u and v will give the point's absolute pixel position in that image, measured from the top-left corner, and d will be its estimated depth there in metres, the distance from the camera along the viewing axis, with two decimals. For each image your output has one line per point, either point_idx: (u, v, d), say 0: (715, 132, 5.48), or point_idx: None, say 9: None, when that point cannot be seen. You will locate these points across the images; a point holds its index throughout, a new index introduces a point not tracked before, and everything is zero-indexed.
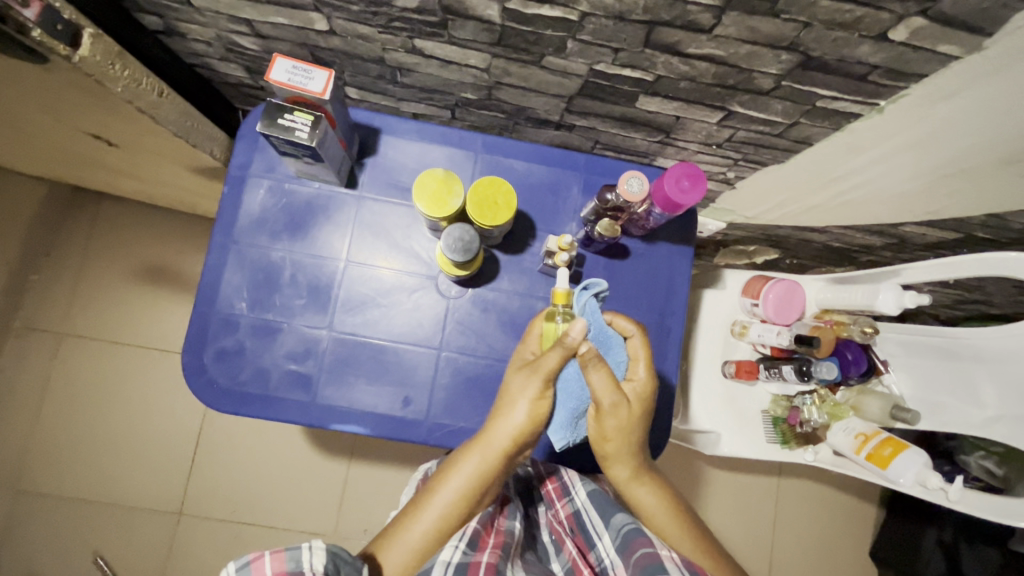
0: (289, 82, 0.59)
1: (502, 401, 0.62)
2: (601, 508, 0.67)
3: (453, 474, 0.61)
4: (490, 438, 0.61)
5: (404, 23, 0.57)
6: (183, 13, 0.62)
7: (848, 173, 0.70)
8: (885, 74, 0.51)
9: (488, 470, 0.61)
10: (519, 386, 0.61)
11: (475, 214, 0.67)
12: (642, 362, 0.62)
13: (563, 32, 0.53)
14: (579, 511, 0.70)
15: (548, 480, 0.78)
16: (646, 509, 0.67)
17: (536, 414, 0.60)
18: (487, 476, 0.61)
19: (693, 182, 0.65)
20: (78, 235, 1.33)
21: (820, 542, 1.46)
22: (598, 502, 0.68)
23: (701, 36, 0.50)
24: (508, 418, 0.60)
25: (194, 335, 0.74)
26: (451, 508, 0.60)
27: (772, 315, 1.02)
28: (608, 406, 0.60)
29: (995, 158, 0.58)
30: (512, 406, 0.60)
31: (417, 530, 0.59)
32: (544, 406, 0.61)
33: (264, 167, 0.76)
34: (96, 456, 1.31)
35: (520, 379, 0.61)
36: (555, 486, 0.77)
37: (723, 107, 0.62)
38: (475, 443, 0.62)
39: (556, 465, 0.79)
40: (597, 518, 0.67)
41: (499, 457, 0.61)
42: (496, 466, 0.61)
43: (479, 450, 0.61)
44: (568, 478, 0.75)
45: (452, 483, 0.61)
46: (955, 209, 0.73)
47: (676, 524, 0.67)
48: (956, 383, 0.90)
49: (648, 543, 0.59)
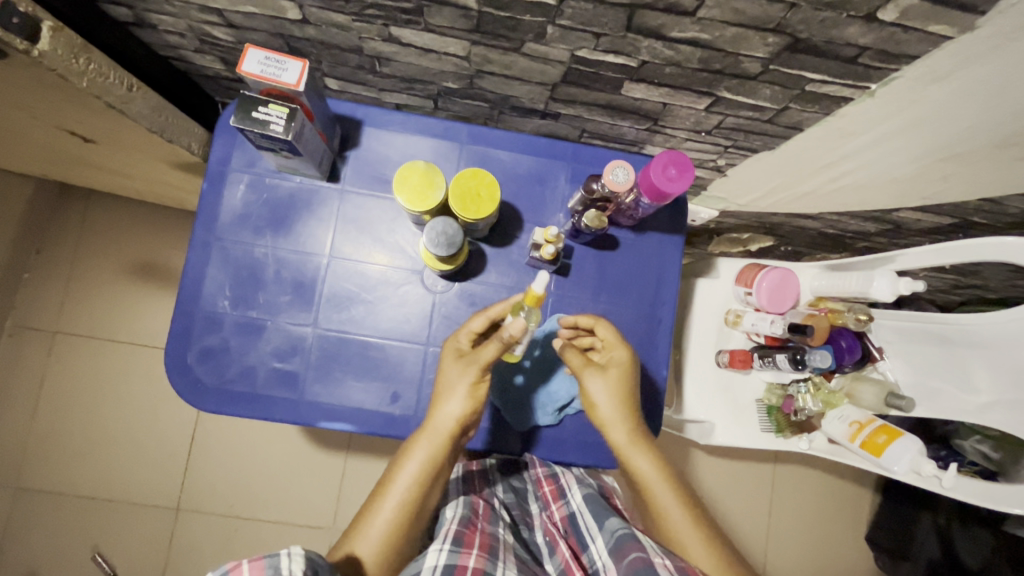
0: (262, 74, 0.58)
1: (437, 392, 0.66)
2: (595, 511, 0.68)
3: (403, 467, 0.63)
4: (434, 427, 0.64)
5: (379, 10, 0.55)
6: (152, 3, 0.60)
7: (840, 158, 0.69)
8: (876, 56, 0.49)
9: (435, 457, 0.64)
10: (455, 375, 0.64)
11: (458, 207, 0.65)
12: (619, 348, 0.68)
13: (543, 17, 0.51)
14: (572, 512, 0.71)
15: (544, 483, 0.79)
16: (646, 482, 0.67)
17: (469, 399, 0.64)
18: (434, 465, 0.64)
19: (681, 169, 0.63)
20: (67, 232, 1.32)
21: (817, 526, 1.46)
22: (592, 506, 0.69)
23: (685, 19, 0.48)
24: (447, 407, 0.64)
25: (177, 333, 0.73)
26: (403, 502, 0.62)
27: (766, 304, 1.01)
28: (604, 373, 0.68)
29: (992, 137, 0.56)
30: (446, 397, 0.64)
31: (378, 527, 0.61)
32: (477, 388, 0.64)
33: (244, 162, 0.75)
34: (90, 454, 1.31)
35: (446, 358, 0.66)
36: (550, 488, 0.78)
37: (711, 92, 0.60)
38: (422, 434, 0.65)
39: (553, 470, 0.81)
40: (590, 520, 0.67)
41: (444, 442, 0.64)
42: (441, 451, 0.64)
43: (426, 438, 0.64)
44: (565, 481, 0.76)
45: (403, 475, 0.63)
46: (950, 193, 0.71)
47: (679, 506, 0.65)
48: (953, 369, 0.90)
49: (640, 548, 0.58)
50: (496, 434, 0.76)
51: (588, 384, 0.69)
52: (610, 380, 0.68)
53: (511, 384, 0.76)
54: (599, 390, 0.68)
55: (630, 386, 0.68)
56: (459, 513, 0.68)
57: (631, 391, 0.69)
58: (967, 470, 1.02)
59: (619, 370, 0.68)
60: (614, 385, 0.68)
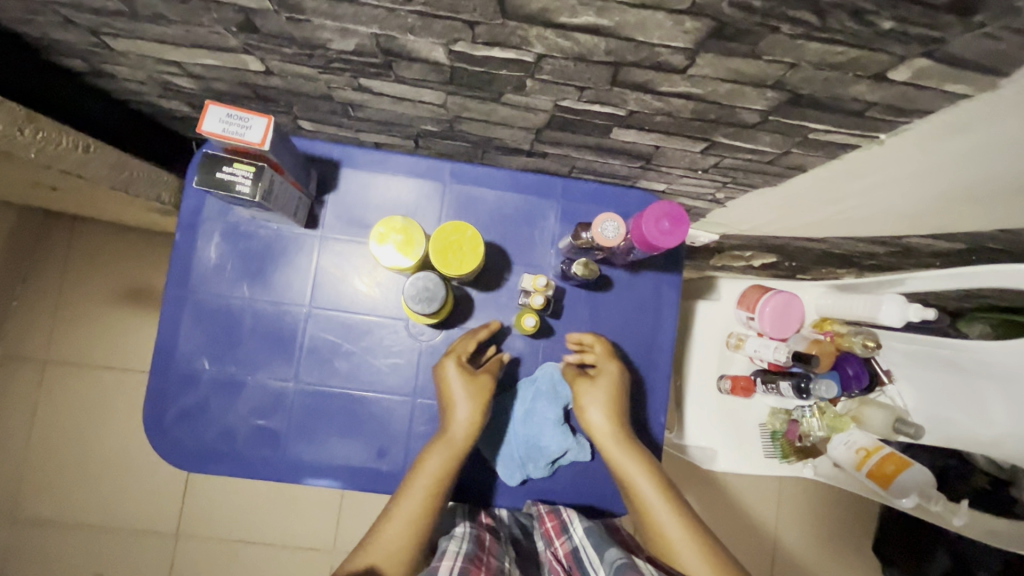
0: (224, 133, 0.53)
1: (445, 404, 0.66)
2: (599, 544, 0.58)
3: (417, 474, 0.61)
4: (448, 436, 0.64)
5: (345, 64, 0.50)
6: (106, 56, 0.56)
7: (846, 194, 0.64)
8: (885, 110, 0.45)
9: (450, 464, 0.62)
10: (461, 383, 0.66)
11: (439, 261, 0.63)
12: (610, 359, 0.70)
13: (521, 72, 0.47)
14: (576, 548, 0.60)
15: (545, 517, 0.68)
16: (639, 491, 0.61)
17: (479, 407, 0.65)
18: (449, 474, 0.62)
19: (675, 222, 0.59)
20: (52, 259, 1.28)
21: (824, 540, 1.44)
22: (594, 539, 0.59)
23: (675, 76, 0.44)
24: (458, 415, 0.65)
25: (154, 392, 0.70)
26: (419, 506, 0.59)
27: (769, 330, 0.96)
28: (596, 380, 0.69)
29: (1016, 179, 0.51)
30: (456, 406, 0.65)
31: (391, 536, 0.57)
32: (485, 396, 0.66)
33: (217, 211, 0.71)
34: (88, 480, 1.29)
35: (447, 368, 0.67)
36: (553, 523, 0.67)
37: (706, 138, 0.56)
38: (435, 444, 0.64)
39: (557, 507, 0.70)
40: (592, 552, 0.58)
41: (459, 450, 0.63)
42: (454, 461, 0.63)
43: (440, 446, 0.63)
44: (568, 516, 0.66)
45: (417, 480, 0.61)
46: (966, 225, 0.67)
47: (674, 516, 0.58)
48: (967, 398, 0.86)
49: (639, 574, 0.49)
50: (488, 484, 0.74)
51: (580, 392, 0.69)
52: (600, 387, 0.68)
53: (505, 432, 0.73)
54: (592, 399, 0.68)
55: (620, 397, 0.69)
56: (464, 547, 0.57)
57: (621, 404, 0.68)
58: (977, 480, 0.94)
59: (609, 379, 0.69)
60: (604, 394, 0.68)
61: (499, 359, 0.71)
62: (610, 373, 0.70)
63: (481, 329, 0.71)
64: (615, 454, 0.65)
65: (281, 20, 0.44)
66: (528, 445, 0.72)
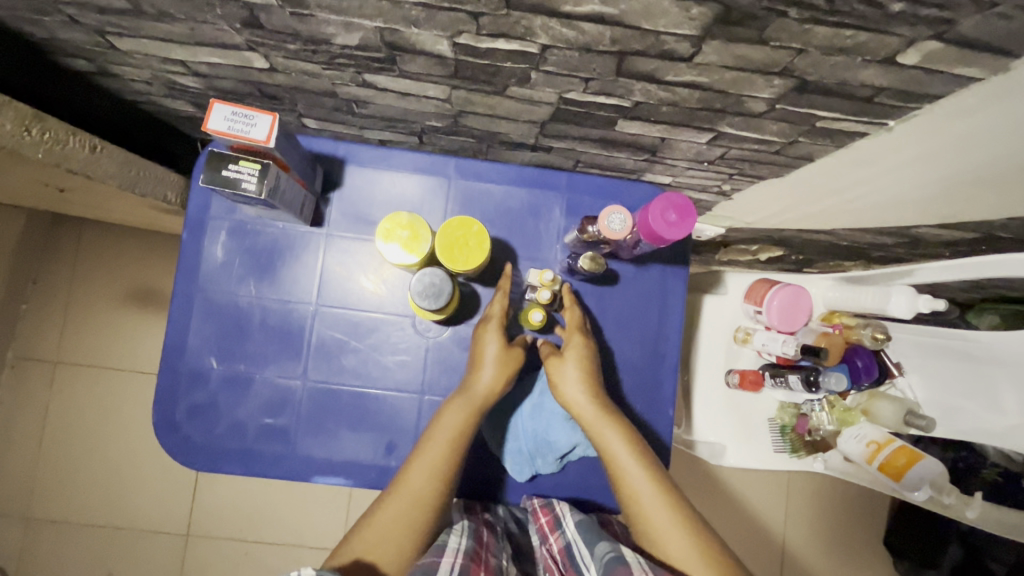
0: (229, 130, 0.53)
1: (474, 362, 0.66)
2: (591, 539, 0.58)
3: (437, 427, 0.61)
4: (472, 391, 0.63)
5: (350, 59, 0.51)
6: (112, 56, 0.56)
7: (854, 184, 0.64)
8: (894, 96, 0.44)
9: (471, 419, 0.61)
10: (492, 342, 0.66)
11: (446, 257, 0.62)
12: (577, 329, 0.69)
13: (526, 64, 0.47)
14: (569, 544, 0.59)
15: (540, 513, 0.68)
16: (616, 462, 0.60)
17: (505, 372, 0.65)
18: (470, 427, 0.61)
19: (682, 213, 0.59)
20: (61, 263, 1.29)
21: (834, 535, 1.43)
22: (586, 534, 0.59)
23: (681, 64, 0.44)
24: (486, 370, 0.64)
25: (163, 391, 0.71)
26: (442, 457, 0.58)
27: (777, 323, 0.96)
28: (568, 351, 0.68)
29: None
30: (485, 364, 0.65)
31: (416, 485, 0.56)
32: (513, 365, 0.66)
33: (224, 210, 0.71)
34: (98, 481, 1.30)
35: (487, 330, 0.67)
36: (547, 519, 0.66)
37: (713, 128, 0.55)
38: (458, 398, 0.63)
39: (550, 501, 0.71)
40: (584, 547, 0.57)
41: (480, 405, 0.62)
42: (477, 415, 0.62)
43: (463, 399, 0.63)
44: (561, 511, 0.66)
45: (438, 433, 0.60)
46: (976, 212, 0.66)
47: (652, 486, 0.57)
48: (978, 389, 0.86)
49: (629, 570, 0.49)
50: (497, 479, 0.75)
51: (551, 368, 0.67)
52: (572, 358, 0.67)
53: (512, 429, 0.73)
54: (564, 374, 0.66)
55: (592, 367, 0.67)
56: (464, 542, 0.55)
57: (595, 375, 0.67)
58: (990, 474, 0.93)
59: (580, 350, 0.68)
60: (576, 366, 0.66)
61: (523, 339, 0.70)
62: (579, 345, 0.68)
63: (506, 282, 0.70)
64: (591, 428, 0.63)
65: (285, 15, 0.44)
66: (536, 441, 0.72)
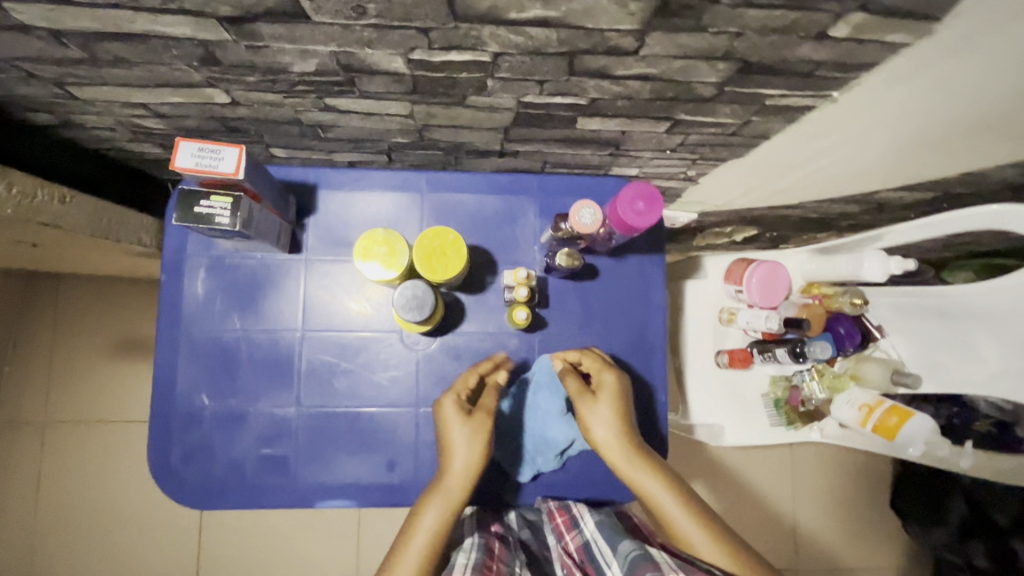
0: (197, 167, 0.54)
1: (443, 449, 0.63)
2: (610, 537, 0.59)
3: (412, 530, 0.57)
4: (442, 485, 0.60)
5: (309, 85, 0.52)
6: (73, 106, 0.57)
7: (811, 156, 0.66)
8: (833, 68, 0.47)
9: (446, 516, 0.58)
10: (453, 422, 0.63)
11: (425, 268, 0.63)
12: (606, 367, 0.68)
13: (480, 73, 0.48)
14: (588, 543, 0.61)
15: (556, 513, 0.69)
16: (659, 505, 0.59)
17: (475, 453, 0.62)
18: (446, 527, 0.57)
19: (649, 202, 0.60)
20: (42, 320, 1.27)
21: (840, 501, 1.45)
22: (606, 532, 0.60)
23: (629, 58, 0.46)
24: (452, 458, 0.61)
25: (156, 435, 0.70)
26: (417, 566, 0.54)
27: (759, 300, 0.98)
28: (602, 391, 0.66)
29: (968, 114, 0.53)
30: (452, 450, 0.62)
31: None
32: (482, 440, 0.62)
33: (200, 247, 0.72)
34: (101, 541, 1.28)
35: (447, 408, 0.64)
36: (564, 519, 0.68)
37: (669, 117, 0.57)
38: (431, 496, 0.60)
39: (565, 502, 0.72)
40: (605, 547, 0.58)
41: (453, 501, 0.59)
42: (453, 512, 0.59)
43: (435, 497, 0.59)
44: (578, 510, 0.67)
45: (411, 541, 0.56)
46: (930, 167, 0.69)
47: (699, 525, 0.56)
48: (956, 341, 0.89)
49: (657, 567, 0.50)
50: (502, 483, 0.75)
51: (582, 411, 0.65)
52: (604, 397, 0.66)
53: (512, 431, 0.73)
54: (596, 415, 0.64)
55: (624, 407, 0.66)
56: (472, 559, 0.57)
57: (626, 415, 0.65)
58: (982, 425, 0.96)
59: (611, 389, 0.66)
60: (608, 407, 0.65)
61: (493, 390, 0.66)
62: (610, 383, 0.67)
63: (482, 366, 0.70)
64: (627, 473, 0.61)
65: (241, 49, 0.45)
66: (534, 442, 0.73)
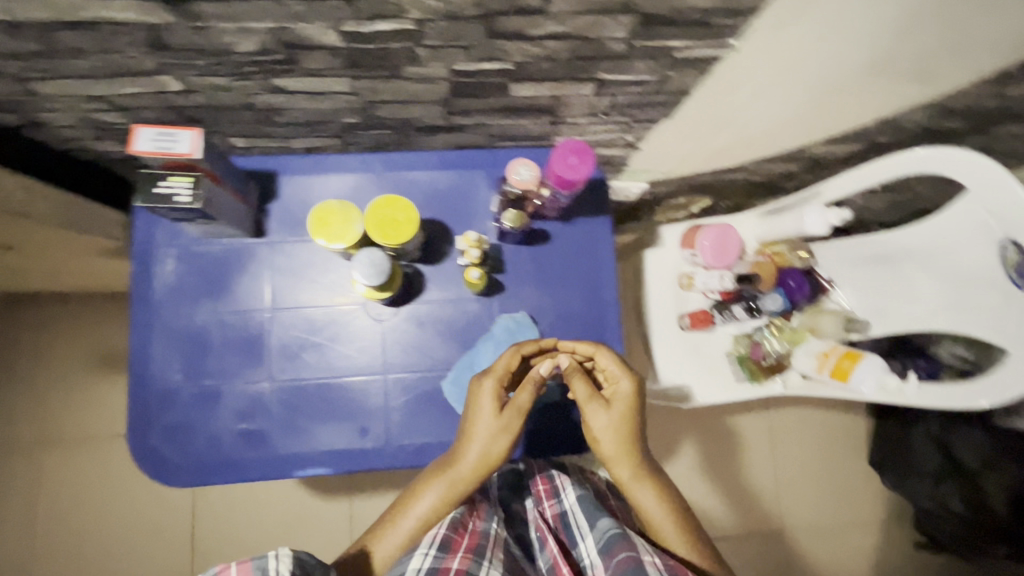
0: (156, 149, 0.58)
1: (465, 432, 0.67)
2: (586, 510, 0.67)
3: (415, 502, 0.68)
4: (454, 471, 0.67)
5: (255, 66, 0.56)
6: (36, 104, 0.61)
7: (732, 112, 0.72)
8: (724, 14, 0.52)
9: (448, 498, 0.67)
10: (481, 413, 0.66)
11: (378, 235, 0.67)
12: (624, 379, 0.67)
13: (409, 40, 0.53)
14: (565, 513, 0.69)
15: (539, 479, 0.77)
16: (645, 512, 0.68)
17: (493, 447, 0.66)
18: (445, 505, 0.67)
19: (581, 155, 0.65)
20: (21, 340, 1.28)
21: (819, 458, 1.50)
22: (585, 506, 0.67)
23: (540, 17, 0.51)
24: (471, 450, 0.66)
25: (135, 418, 0.73)
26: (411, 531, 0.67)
27: (712, 260, 1.01)
28: (615, 403, 0.68)
29: (855, 51, 0.59)
30: (473, 441, 0.66)
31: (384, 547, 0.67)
32: (506, 437, 0.66)
33: (168, 237, 0.75)
34: (93, 558, 1.27)
35: (484, 392, 0.67)
36: (546, 487, 0.75)
37: (592, 77, 0.62)
38: (439, 473, 0.68)
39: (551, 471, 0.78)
40: (582, 519, 0.66)
41: (457, 488, 0.67)
42: (455, 493, 0.67)
43: (442, 478, 0.67)
44: (561, 481, 0.74)
45: (413, 513, 0.67)
46: (843, 114, 0.75)
47: (676, 534, 0.66)
48: (897, 284, 0.94)
49: (630, 546, 0.58)
50: None
51: (593, 420, 0.68)
52: (616, 411, 0.67)
53: None
54: (603, 426, 0.67)
55: (633, 422, 0.68)
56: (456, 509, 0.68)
57: (633, 428, 0.68)
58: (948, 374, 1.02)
59: (624, 401, 0.68)
60: (617, 418, 0.67)
61: (537, 382, 0.67)
62: (623, 395, 0.68)
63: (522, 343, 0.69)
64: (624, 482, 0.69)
65: (187, 31, 0.49)
66: None
